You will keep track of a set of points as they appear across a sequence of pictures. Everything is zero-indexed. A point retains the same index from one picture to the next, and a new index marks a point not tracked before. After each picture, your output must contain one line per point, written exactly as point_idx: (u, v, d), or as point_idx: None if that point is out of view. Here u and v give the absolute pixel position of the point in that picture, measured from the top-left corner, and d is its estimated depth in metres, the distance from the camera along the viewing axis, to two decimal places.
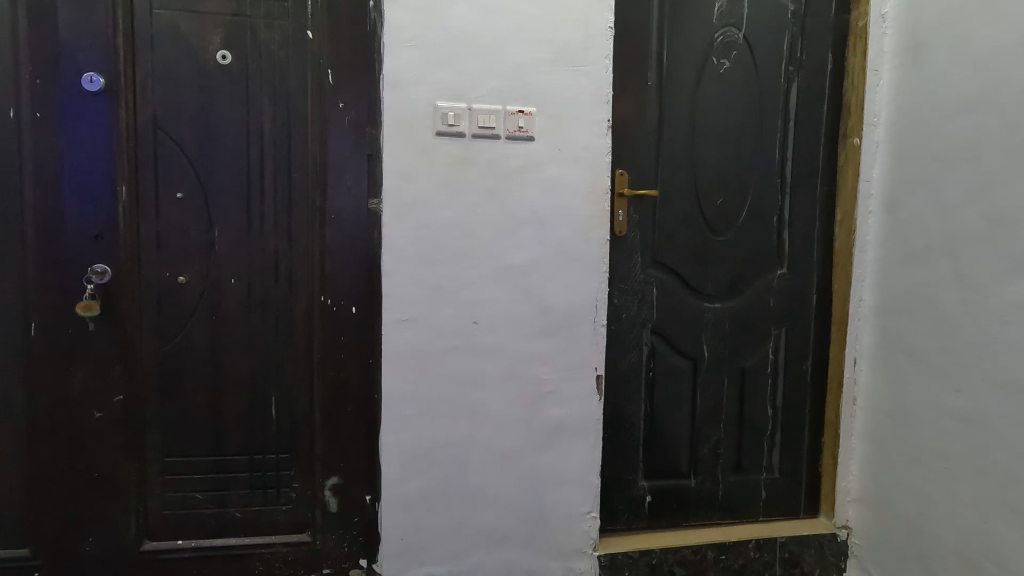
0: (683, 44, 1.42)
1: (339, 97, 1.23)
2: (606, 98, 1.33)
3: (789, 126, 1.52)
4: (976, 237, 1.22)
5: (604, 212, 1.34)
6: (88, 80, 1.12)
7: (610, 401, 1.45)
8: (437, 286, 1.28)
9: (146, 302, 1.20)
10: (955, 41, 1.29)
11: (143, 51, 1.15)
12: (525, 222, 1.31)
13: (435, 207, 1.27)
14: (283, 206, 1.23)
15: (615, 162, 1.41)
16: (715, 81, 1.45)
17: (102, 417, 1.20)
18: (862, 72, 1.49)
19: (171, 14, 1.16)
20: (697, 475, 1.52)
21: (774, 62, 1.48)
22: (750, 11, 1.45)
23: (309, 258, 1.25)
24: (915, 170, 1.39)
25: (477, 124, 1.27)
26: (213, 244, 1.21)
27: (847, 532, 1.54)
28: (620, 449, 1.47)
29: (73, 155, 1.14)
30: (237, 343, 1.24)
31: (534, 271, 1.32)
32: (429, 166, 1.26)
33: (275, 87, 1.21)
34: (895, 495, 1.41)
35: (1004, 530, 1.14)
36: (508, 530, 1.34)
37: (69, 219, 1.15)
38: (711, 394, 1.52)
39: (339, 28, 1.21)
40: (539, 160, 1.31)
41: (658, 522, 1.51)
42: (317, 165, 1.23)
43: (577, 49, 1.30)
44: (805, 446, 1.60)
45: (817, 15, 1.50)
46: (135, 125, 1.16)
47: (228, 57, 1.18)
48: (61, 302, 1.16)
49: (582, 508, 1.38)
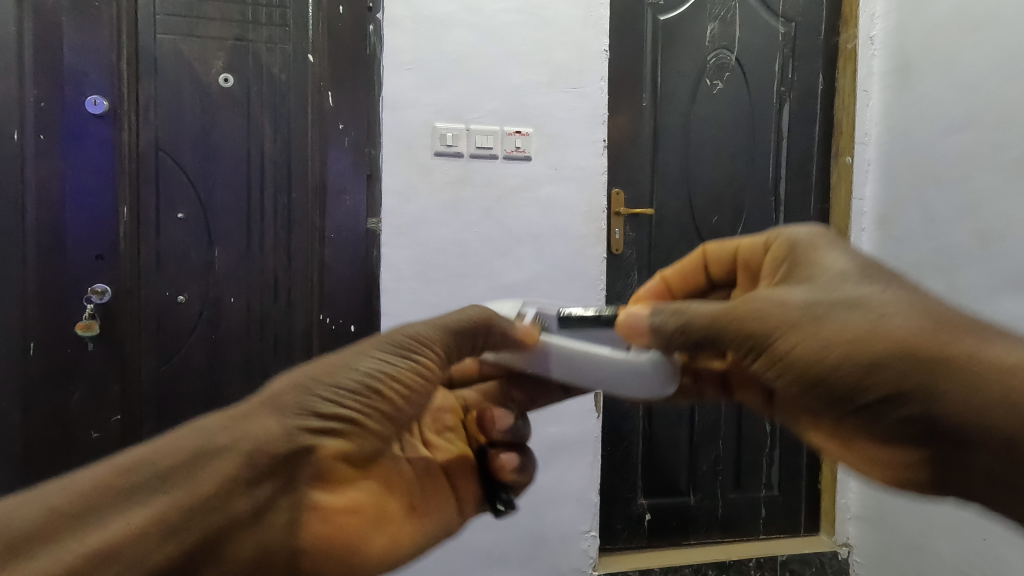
0: (677, 66, 1.45)
1: (339, 119, 1.25)
2: (601, 118, 1.35)
3: (782, 144, 1.53)
4: (968, 256, 1.24)
5: (601, 231, 1.36)
6: (91, 104, 1.14)
7: (608, 419, 1.45)
8: (435, 305, 1.30)
9: (145, 321, 1.20)
10: (944, 64, 1.33)
11: (147, 75, 1.17)
12: (523, 240, 1.33)
13: (435, 226, 1.29)
14: (283, 225, 1.24)
15: (611, 182, 1.43)
16: (708, 102, 1.47)
17: (99, 437, 1.18)
18: (852, 93, 1.53)
19: (174, 39, 1.18)
20: (696, 493, 1.52)
21: (767, 82, 1.51)
22: (741, 33, 1.48)
23: (309, 276, 1.26)
24: (904, 189, 1.42)
25: (475, 145, 1.29)
26: (213, 264, 1.22)
27: (847, 550, 1.55)
28: (620, 467, 1.46)
29: (74, 177, 1.14)
30: (234, 360, 1.24)
31: (531, 289, 1.33)
32: (427, 186, 1.28)
33: (276, 109, 1.23)
34: (895, 512, 1.43)
35: (1004, 546, 1.15)
36: (507, 550, 1.34)
37: (70, 239, 1.14)
38: (710, 411, 1.52)
39: (340, 52, 1.24)
40: (536, 179, 1.33)
41: (657, 542, 1.50)
42: (316, 185, 1.25)
43: (573, 71, 1.33)
44: (805, 462, 1.60)
45: (808, 38, 1.53)
46: (137, 147, 1.18)
47: (230, 80, 1.20)
48: (58, 321, 1.14)
49: (581, 527, 1.37)
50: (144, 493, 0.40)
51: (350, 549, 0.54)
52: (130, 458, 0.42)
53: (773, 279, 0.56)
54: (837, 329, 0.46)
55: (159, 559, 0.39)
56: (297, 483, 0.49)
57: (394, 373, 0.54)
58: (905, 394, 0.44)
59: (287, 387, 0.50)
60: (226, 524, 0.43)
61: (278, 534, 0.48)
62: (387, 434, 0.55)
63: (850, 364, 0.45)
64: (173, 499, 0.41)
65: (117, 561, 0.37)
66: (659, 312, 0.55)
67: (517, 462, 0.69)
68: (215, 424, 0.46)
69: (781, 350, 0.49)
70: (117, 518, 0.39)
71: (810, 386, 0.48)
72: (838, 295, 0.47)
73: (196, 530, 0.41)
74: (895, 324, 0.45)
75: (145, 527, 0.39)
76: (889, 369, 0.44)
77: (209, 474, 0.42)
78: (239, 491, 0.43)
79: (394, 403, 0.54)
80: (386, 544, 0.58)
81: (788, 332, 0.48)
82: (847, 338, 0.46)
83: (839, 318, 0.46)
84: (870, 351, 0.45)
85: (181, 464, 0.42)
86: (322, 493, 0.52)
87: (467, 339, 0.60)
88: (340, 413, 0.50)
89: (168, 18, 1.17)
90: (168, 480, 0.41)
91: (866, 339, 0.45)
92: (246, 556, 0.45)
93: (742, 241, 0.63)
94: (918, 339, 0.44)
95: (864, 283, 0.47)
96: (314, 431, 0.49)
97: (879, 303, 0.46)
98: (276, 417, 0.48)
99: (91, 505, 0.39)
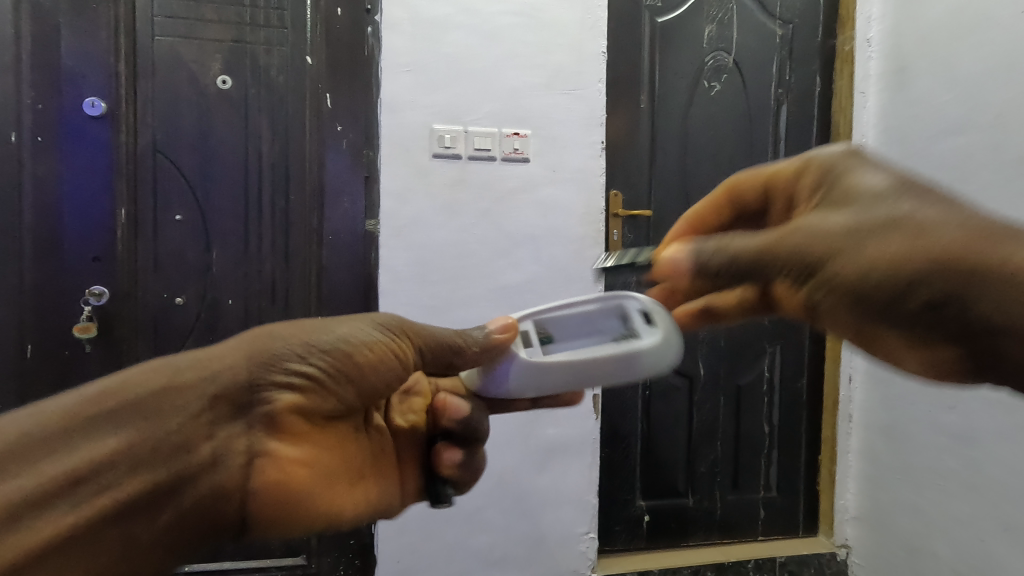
0: (675, 68, 1.45)
1: (337, 121, 1.25)
2: (599, 119, 1.36)
3: (780, 145, 1.53)
4: None
5: (599, 233, 1.36)
6: (89, 106, 1.14)
7: (607, 421, 1.45)
8: (434, 306, 1.30)
9: (143, 324, 1.20)
10: (939, 65, 1.33)
11: (144, 77, 1.17)
12: (521, 242, 1.33)
13: (433, 228, 1.29)
14: (282, 227, 1.24)
15: (609, 184, 1.43)
16: (706, 104, 1.48)
17: None
18: (849, 95, 1.54)
19: (172, 42, 1.18)
20: (695, 494, 1.52)
21: (765, 84, 1.51)
22: (739, 35, 1.48)
23: (307, 278, 1.26)
24: None
25: (473, 147, 1.29)
26: (211, 266, 1.21)
27: (845, 551, 1.55)
28: (618, 468, 1.46)
29: (71, 179, 1.14)
30: None
31: (529, 291, 1.33)
32: (425, 187, 1.28)
33: (274, 111, 1.23)
34: (892, 513, 1.43)
35: (1001, 547, 1.15)
36: (506, 552, 1.34)
37: (67, 241, 1.14)
38: (708, 412, 1.52)
39: (338, 54, 1.24)
40: (535, 181, 1.33)
41: (656, 543, 1.50)
42: (315, 187, 1.25)
43: (570, 72, 1.33)
44: (804, 463, 1.60)
45: (805, 40, 1.53)
46: (135, 148, 1.17)
47: (228, 82, 1.20)
48: (55, 323, 1.14)
49: (579, 529, 1.37)
50: (113, 421, 0.44)
51: (291, 502, 0.54)
52: (100, 386, 0.46)
53: (808, 201, 0.53)
54: (877, 250, 0.46)
55: (125, 483, 0.43)
56: (253, 431, 0.51)
57: (367, 344, 0.56)
58: (945, 305, 0.45)
59: (264, 338, 0.52)
60: (184, 460, 0.46)
61: (235, 478, 0.50)
62: (349, 402, 0.58)
63: (891, 282, 0.46)
64: (138, 430, 0.45)
65: (89, 481, 0.42)
66: (702, 247, 0.53)
67: (460, 456, 0.66)
68: (179, 364, 0.49)
69: (819, 276, 0.49)
70: (87, 444, 0.43)
71: (849, 306, 0.49)
72: (877, 219, 0.46)
73: (161, 460, 0.45)
74: (942, 239, 0.44)
75: (113, 454, 0.43)
76: (926, 283, 0.45)
77: (172, 410, 0.46)
78: (201, 430, 0.47)
79: (357, 369, 0.56)
80: (329, 503, 0.58)
81: (832, 258, 0.48)
82: (888, 260, 0.46)
83: (878, 239, 0.46)
84: (908, 272, 0.45)
85: (149, 397, 0.46)
86: (277, 442, 0.53)
87: (444, 349, 0.61)
88: (305, 375, 0.53)
89: (166, 20, 1.17)
90: (136, 411, 0.45)
91: (910, 259, 0.45)
92: (202, 494, 0.48)
93: (776, 167, 0.57)
94: (964, 252, 0.44)
95: (903, 204, 0.46)
96: (275, 387, 0.52)
97: (920, 221, 0.45)
98: (247, 364, 0.51)
99: (59, 430, 0.43)
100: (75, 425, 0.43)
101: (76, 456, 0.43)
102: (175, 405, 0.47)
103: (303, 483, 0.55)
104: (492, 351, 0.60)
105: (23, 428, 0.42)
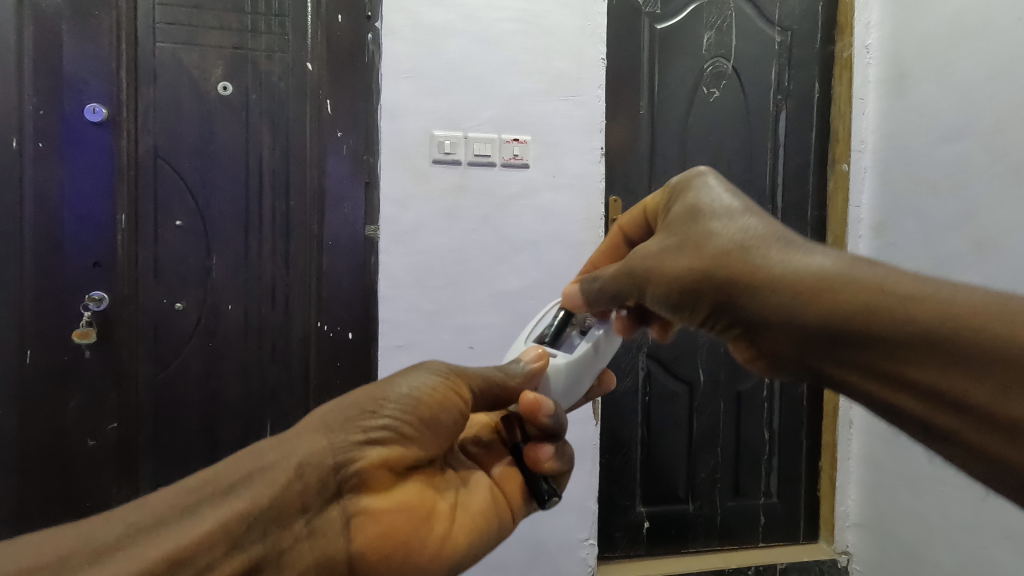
0: (674, 74, 1.45)
1: (337, 126, 1.25)
2: (598, 126, 1.36)
3: (779, 151, 1.54)
4: (968, 262, 1.23)
5: (599, 238, 1.37)
6: (90, 112, 1.14)
7: (607, 427, 1.44)
8: (434, 312, 1.30)
9: (143, 329, 1.20)
10: (938, 70, 1.34)
11: (145, 83, 1.17)
12: (521, 248, 1.33)
13: (433, 233, 1.29)
14: (282, 231, 1.25)
15: (609, 190, 1.43)
16: (705, 109, 1.48)
17: (96, 445, 1.17)
18: (848, 101, 1.54)
19: (173, 48, 1.18)
20: (695, 500, 1.51)
21: (764, 90, 1.51)
22: (738, 41, 1.49)
23: (306, 283, 1.26)
24: (902, 195, 1.43)
25: (473, 152, 1.30)
26: (211, 271, 1.22)
27: (847, 558, 1.55)
28: (619, 474, 1.46)
29: (73, 186, 1.14)
30: (231, 368, 1.24)
31: (529, 296, 1.34)
32: (425, 192, 1.28)
33: (274, 117, 1.23)
34: (893, 520, 1.42)
35: (1001, 553, 1.15)
36: (507, 557, 1.33)
37: (67, 246, 1.14)
38: (708, 418, 1.51)
39: (339, 60, 1.24)
40: (534, 187, 1.33)
41: (656, 550, 1.49)
42: (315, 192, 1.25)
43: (570, 79, 1.34)
44: (805, 470, 1.59)
45: (804, 46, 1.54)
46: (136, 154, 1.18)
47: (229, 88, 1.20)
48: (55, 329, 1.14)
49: (579, 535, 1.37)
50: (208, 505, 0.49)
51: (406, 550, 0.55)
52: (194, 481, 0.51)
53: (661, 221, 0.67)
54: (673, 265, 0.60)
55: (223, 561, 0.46)
56: (343, 495, 0.54)
57: (431, 388, 0.59)
58: (723, 301, 0.56)
59: (334, 408, 0.56)
60: (280, 533, 0.50)
61: (338, 540, 0.52)
62: (428, 450, 0.59)
63: (681, 286, 0.59)
64: (235, 506, 0.49)
65: (191, 558, 0.46)
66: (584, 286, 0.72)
67: (551, 450, 0.66)
68: (264, 448, 0.53)
69: (648, 290, 0.64)
70: (187, 527, 0.47)
71: (670, 308, 0.62)
72: (673, 244, 0.61)
73: (259, 532, 0.48)
74: (707, 253, 0.57)
75: (208, 534, 0.46)
76: (706, 290, 0.57)
77: (262, 485, 0.50)
78: (291, 502, 0.50)
79: (427, 413, 0.59)
80: (444, 544, 0.58)
81: (650, 274, 0.63)
82: (677, 268, 0.59)
83: (673, 255, 0.60)
84: (689, 278, 0.58)
85: (240, 478, 0.50)
86: (370, 498, 0.55)
87: (492, 385, 0.65)
88: (382, 429, 0.56)
89: (167, 26, 1.18)
90: (230, 491, 0.50)
91: (690, 268, 0.58)
92: (308, 562, 0.50)
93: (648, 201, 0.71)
94: (718, 261, 0.56)
95: (695, 230, 0.60)
96: (359, 447, 0.54)
97: (701, 240, 0.58)
98: (323, 434, 0.54)
99: (158, 520, 0.48)
100: (176, 510, 0.48)
101: (179, 537, 0.46)
102: (265, 479, 0.51)
103: (409, 528, 0.56)
104: (534, 378, 0.69)
105: (130, 523, 0.47)
